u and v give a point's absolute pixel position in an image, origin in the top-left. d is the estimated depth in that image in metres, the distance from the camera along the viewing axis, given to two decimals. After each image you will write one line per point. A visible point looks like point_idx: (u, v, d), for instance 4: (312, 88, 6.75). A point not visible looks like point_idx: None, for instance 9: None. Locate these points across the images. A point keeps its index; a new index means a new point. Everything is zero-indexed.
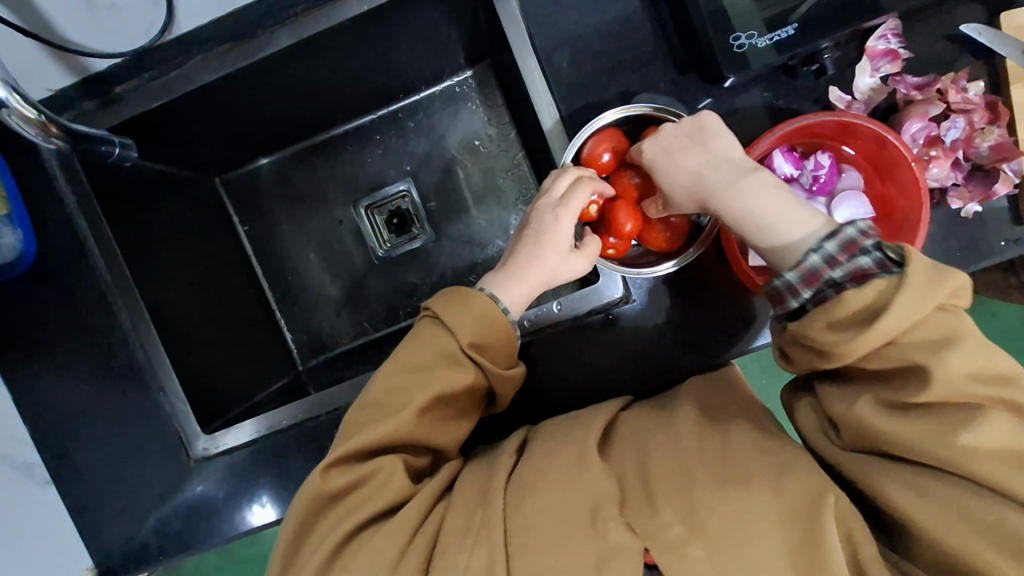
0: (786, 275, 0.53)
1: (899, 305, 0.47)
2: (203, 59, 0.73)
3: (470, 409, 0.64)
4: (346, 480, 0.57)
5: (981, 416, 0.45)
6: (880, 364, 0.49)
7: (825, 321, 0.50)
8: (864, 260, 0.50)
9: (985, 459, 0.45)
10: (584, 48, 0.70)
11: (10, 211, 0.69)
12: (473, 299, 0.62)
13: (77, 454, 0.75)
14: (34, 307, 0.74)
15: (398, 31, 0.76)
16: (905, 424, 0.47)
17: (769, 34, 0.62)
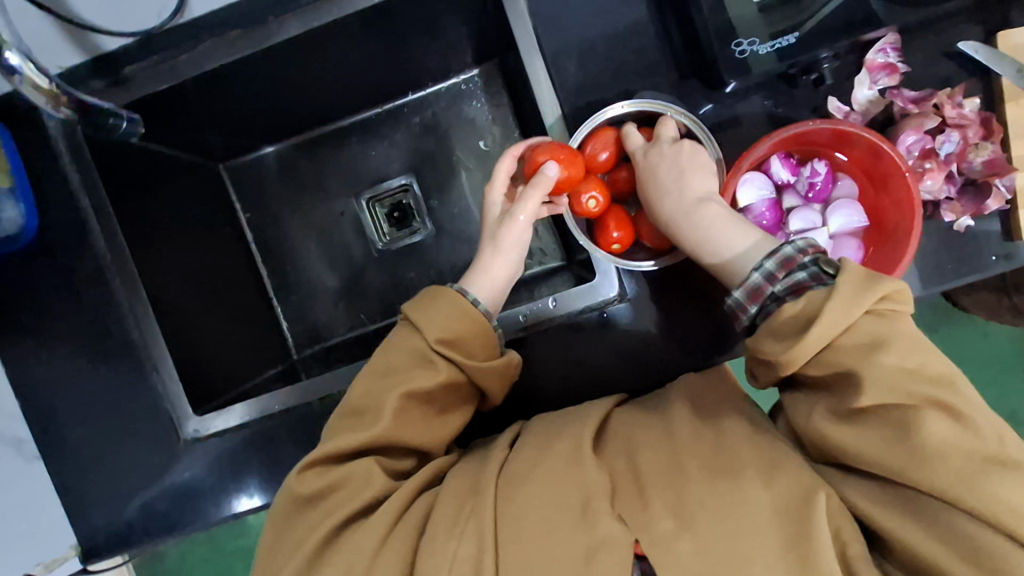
0: (734, 294, 0.57)
1: (829, 312, 0.49)
2: (213, 44, 0.73)
3: (454, 405, 0.65)
4: (322, 482, 0.58)
5: (920, 420, 0.46)
6: (821, 371, 0.50)
7: (769, 331, 0.52)
8: (802, 275, 0.54)
9: (941, 470, 0.45)
10: (590, 50, 0.71)
11: (12, 184, 0.70)
12: (441, 298, 0.65)
13: (66, 431, 0.75)
14: (31, 282, 0.74)
15: (406, 25, 0.77)
16: (852, 434, 0.48)
17: (770, 42, 0.63)
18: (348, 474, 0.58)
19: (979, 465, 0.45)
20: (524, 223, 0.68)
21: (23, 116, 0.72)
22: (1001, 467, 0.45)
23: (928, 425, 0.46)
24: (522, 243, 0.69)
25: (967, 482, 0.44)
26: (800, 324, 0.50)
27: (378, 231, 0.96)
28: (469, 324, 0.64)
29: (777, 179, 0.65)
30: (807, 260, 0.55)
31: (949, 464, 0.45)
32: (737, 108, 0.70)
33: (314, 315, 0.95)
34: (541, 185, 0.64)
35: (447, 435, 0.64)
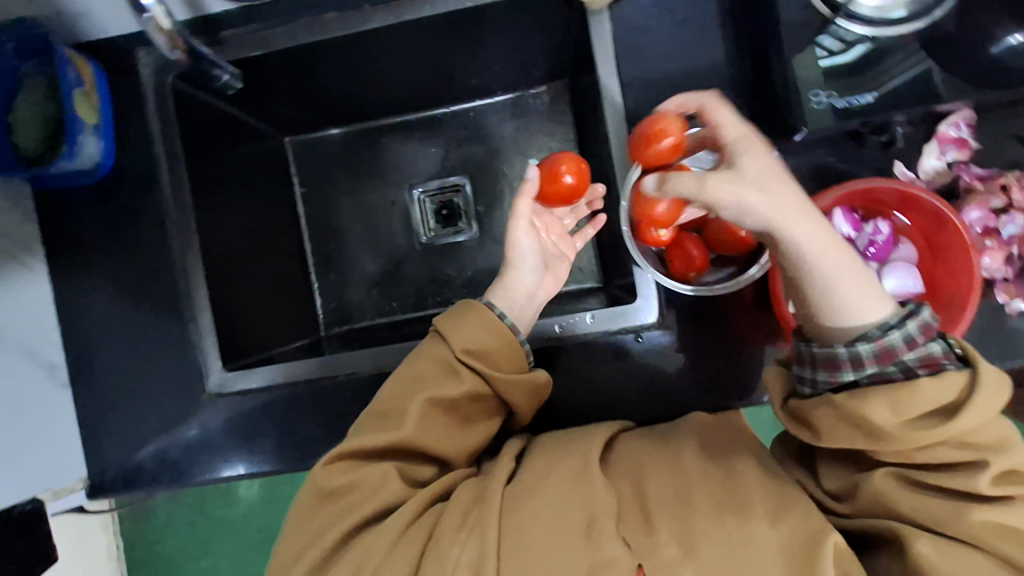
0: (859, 347, 0.51)
1: (975, 404, 0.48)
2: (310, 21, 0.76)
3: (482, 417, 0.66)
4: (343, 479, 0.58)
5: (1000, 504, 0.49)
6: (922, 452, 0.50)
7: (894, 399, 0.49)
8: (935, 348, 0.51)
9: (1000, 539, 0.48)
10: (664, 80, 0.73)
11: (98, 121, 0.73)
12: (471, 313, 0.66)
13: (100, 366, 0.77)
14: (93, 217, 0.76)
15: (490, 32, 0.80)
16: (927, 505, 0.49)
17: (847, 97, 0.64)
18: (367, 477, 0.58)
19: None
20: (530, 240, 0.73)
21: (117, 59, 0.75)
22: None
23: (1003, 508, 0.48)
24: (532, 260, 0.73)
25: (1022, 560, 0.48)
26: (937, 408, 0.49)
27: (424, 225, 0.98)
28: (498, 338, 0.65)
29: (839, 233, 0.65)
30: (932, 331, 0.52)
31: (1015, 539, 0.48)
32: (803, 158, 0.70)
33: (348, 296, 0.97)
34: (523, 194, 0.72)
35: (470, 448, 0.65)
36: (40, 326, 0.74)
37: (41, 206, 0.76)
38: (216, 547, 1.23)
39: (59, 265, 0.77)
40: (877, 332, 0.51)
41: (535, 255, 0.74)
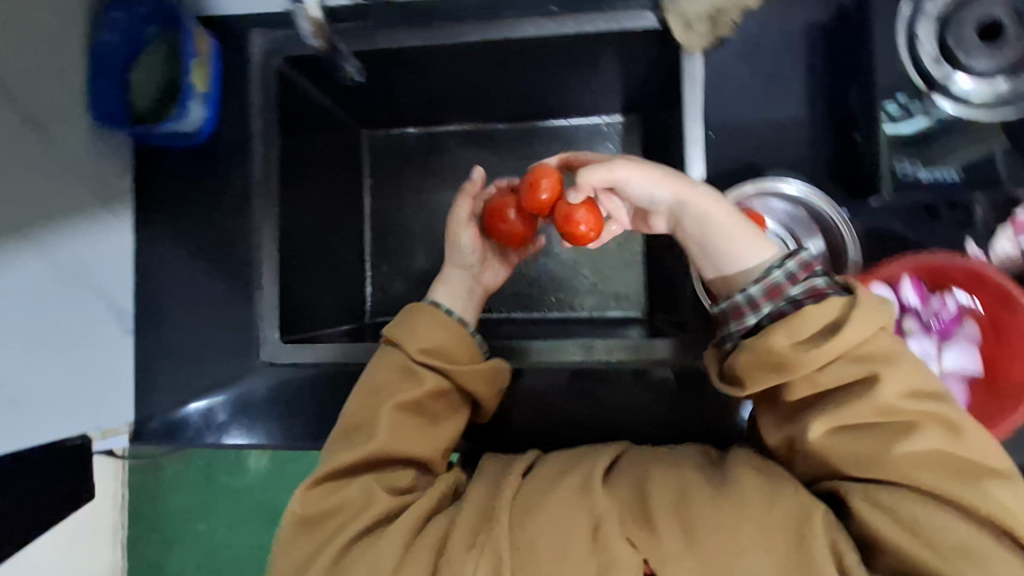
0: (750, 289, 0.60)
1: (856, 320, 0.54)
2: (413, 27, 0.77)
3: (448, 413, 0.69)
4: (326, 502, 0.59)
5: (912, 432, 0.52)
6: (825, 377, 0.54)
7: (787, 330, 0.55)
8: (820, 281, 0.58)
9: (921, 469, 0.51)
10: (746, 129, 0.75)
11: (207, 90, 0.77)
12: (420, 313, 0.70)
13: (165, 317, 0.81)
14: (184, 176, 0.81)
15: (587, 58, 0.81)
16: (851, 441, 0.53)
17: (932, 171, 0.64)
18: (352, 496, 0.59)
19: (962, 470, 0.51)
20: (469, 237, 0.76)
21: (232, 36, 0.80)
22: (982, 472, 0.51)
23: (916, 435, 0.52)
24: (472, 257, 0.77)
25: (952, 484, 0.50)
26: (823, 330, 0.55)
27: None
28: (449, 335, 0.69)
29: (905, 301, 0.66)
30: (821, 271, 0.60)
31: (936, 467, 0.51)
32: (872, 222, 0.71)
33: (396, 286, 0.99)
34: (468, 195, 0.76)
35: (443, 445, 0.68)
36: (117, 272, 0.78)
37: (139, 160, 0.81)
38: (215, 515, 1.17)
39: (144, 218, 0.81)
40: (765, 273, 0.60)
41: (470, 251, 0.77)
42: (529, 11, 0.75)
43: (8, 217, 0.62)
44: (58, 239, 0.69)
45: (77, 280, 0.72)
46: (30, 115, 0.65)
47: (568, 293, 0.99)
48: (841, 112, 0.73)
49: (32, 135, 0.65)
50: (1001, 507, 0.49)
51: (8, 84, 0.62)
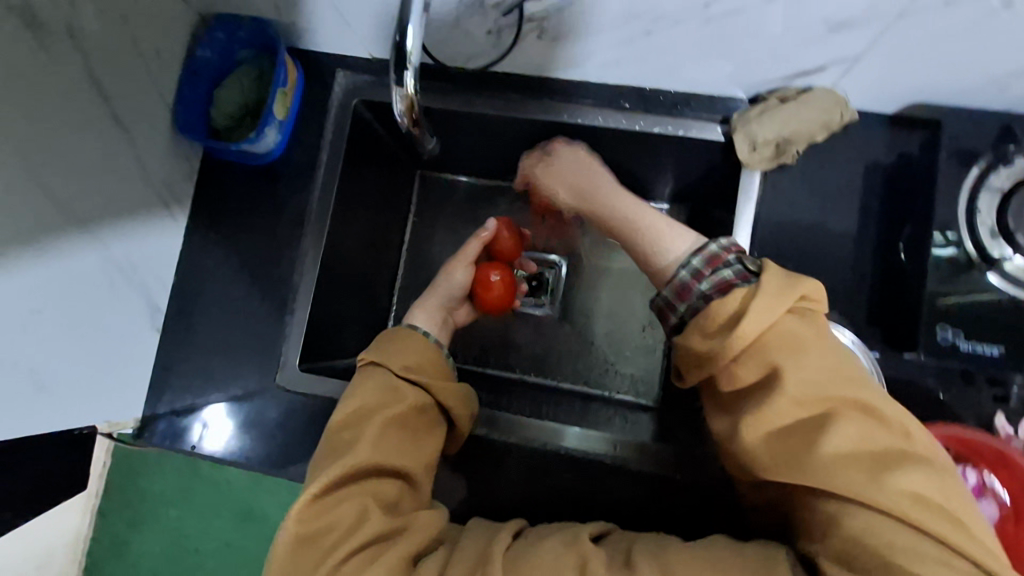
0: (664, 292, 0.60)
1: (757, 306, 0.51)
2: (492, 96, 0.80)
3: (429, 431, 0.68)
4: (319, 523, 0.57)
5: (828, 424, 0.49)
6: (743, 369, 0.52)
7: (702, 330, 0.54)
8: (727, 272, 0.56)
9: (847, 468, 0.48)
10: (792, 254, 0.75)
11: (285, 118, 0.81)
12: (404, 338, 0.73)
13: (197, 321, 0.82)
14: (245, 192, 0.84)
15: (650, 154, 0.82)
16: (772, 438, 0.51)
17: (973, 343, 0.63)
18: (342, 517, 0.57)
19: (879, 457, 0.48)
20: (463, 274, 0.88)
21: (316, 69, 0.84)
22: (896, 456, 0.48)
23: (834, 426, 0.49)
24: (456, 288, 0.87)
25: (868, 478, 0.48)
26: (736, 320, 0.53)
27: None
28: (422, 352, 0.72)
29: None
30: (732, 258, 0.58)
31: (857, 463, 0.48)
32: (906, 373, 0.70)
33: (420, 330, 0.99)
34: (475, 240, 0.89)
35: (424, 460, 0.67)
36: (160, 271, 0.80)
37: (205, 167, 0.85)
38: None
39: (197, 223, 0.84)
40: (676, 273, 0.60)
41: (459, 286, 0.88)
42: (604, 102, 0.78)
43: (74, 209, 0.65)
44: (114, 235, 0.72)
45: (123, 276, 0.74)
46: (118, 118, 0.69)
47: (586, 368, 0.98)
48: (891, 256, 0.73)
49: (115, 136, 0.69)
50: (916, 496, 0.47)
51: (105, 88, 0.67)
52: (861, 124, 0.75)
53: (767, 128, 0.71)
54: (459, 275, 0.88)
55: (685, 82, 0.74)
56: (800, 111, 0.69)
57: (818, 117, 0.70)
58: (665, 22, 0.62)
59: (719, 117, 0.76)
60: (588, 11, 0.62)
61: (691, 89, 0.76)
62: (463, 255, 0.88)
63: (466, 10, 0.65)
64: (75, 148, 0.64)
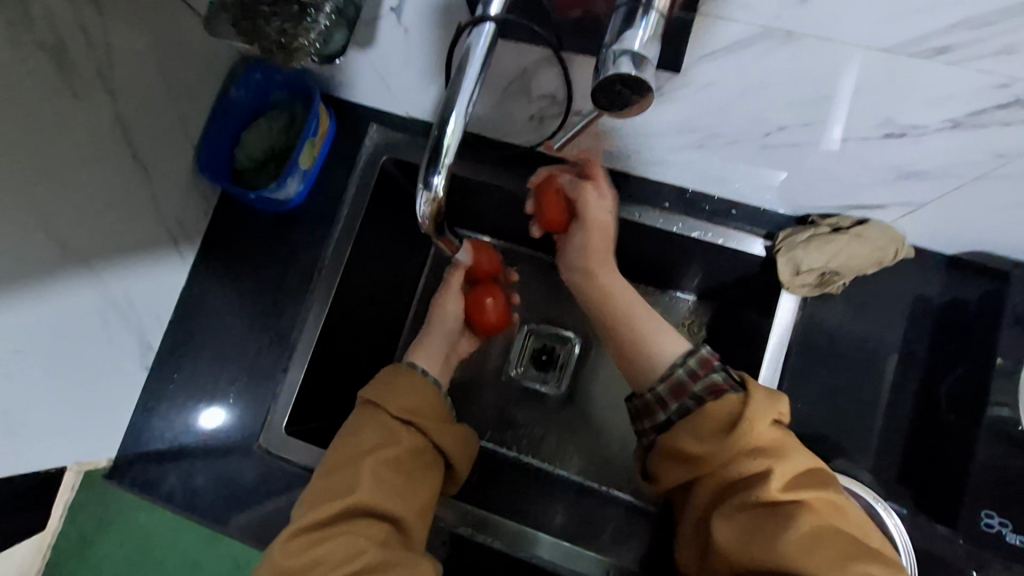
0: (659, 387, 0.64)
1: (749, 412, 0.56)
2: (524, 171, 0.76)
3: (427, 475, 0.66)
4: (305, 558, 0.58)
5: (794, 520, 0.52)
6: (727, 466, 0.56)
7: (692, 429, 0.59)
8: (717, 377, 0.60)
9: (815, 557, 0.51)
10: (827, 389, 0.70)
11: (310, 167, 0.78)
12: (401, 376, 0.69)
13: (186, 363, 0.78)
14: (257, 234, 0.81)
15: (683, 254, 0.78)
16: (741, 527, 0.54)
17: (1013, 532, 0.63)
18: (329, 551, 0.58)
19: (841, 551, 0.52)
20: (454, 306, 0.84)
21: (350, 121, 0.81)
22: (861, 554, 0.52)
23: (800, 521, 0.52)
24: (451, 319, 0.84)
25: (829, 569, 0.50)
26: (724, 426, 0.57)
27: (518, 358, 0.96)
28: (421, 391, 0.69)
29: None
30: (720, 364, 0.62)
31: (825, 555, 0.51)
32: (938, 545, 0.64)
33: None
34: (457, 271, 0.84)
35: (420, 505, 0.64)
36: (158, 308, 0.77)
37: (221, 205, 0.82)
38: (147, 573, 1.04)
39: (204, 261, 0.80)
40: (670, 371, 0.64)
41: (454, 317, 0.84)
42: (642, 198, 0.74)
43: (77, 247, 0.62)
44: (114, 273, 0.68)
45: (119, 313, 0.71)
46: (137, 156, 0.66)
47: (586, 459, 0.91)
48: (936, 410, 0.67)
49: (131, 174, 0.66)
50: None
51: (127, 125, 0.64)
52: (917, 262, 0.70)
53: (815, 257, 0.66)
54: (452, 309, 0.84)
55: (732, 192, 0.70)
56: (853, 245, 0.65)
57: (873, 254, 0.65)
58: (719, 140, 0.58)
59: (762, 233, 0.71)
60: (638, 119, 0.59)
61: (738, 198, 0.71)
62: (451, 287, 0.84)
63: (512, 93, 0.62)
64: (88, 184, 0.61)
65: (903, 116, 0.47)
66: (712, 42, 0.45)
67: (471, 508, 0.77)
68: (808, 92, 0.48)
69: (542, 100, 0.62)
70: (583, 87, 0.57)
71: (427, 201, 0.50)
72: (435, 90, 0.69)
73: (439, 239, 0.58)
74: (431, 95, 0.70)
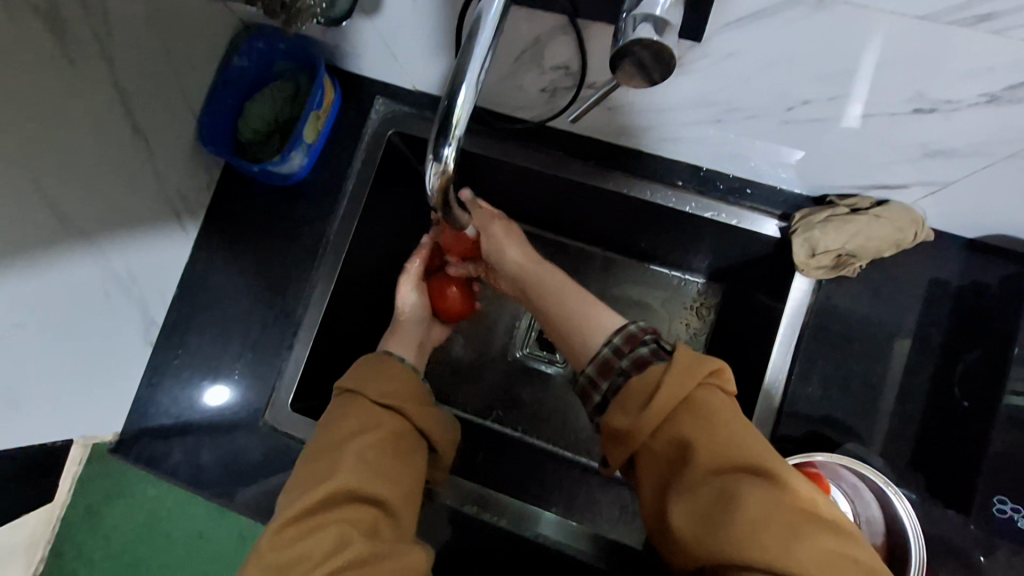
0: (587, 371, 0.62)
1: (670, 380, 0.53)
2: (533, 146, 0.74)
3: (411, 460, 0.62)
4: (291, 550, 0.52)
5: (736, 490, 0.47)
6: (660, 439, 0.53)
7: (619, 406, 0.55)
8: (643, 350, 0.58)
9: (767, 526, 0.45)
10: (839, 373, 0.69)
11: (314, 141, 0.76)
12: (381, 363, 0.68)
13: (190, 339, 0.78)
14: (261, 209, 0.79)
15: (694, 234, 0.77)
16: (693, 509, 0.49)
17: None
18: (320, 540, 0.52)
19: (790, 521, 0.45)
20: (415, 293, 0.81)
21: (356, 92, 0.79)
22: (814, 519, 0.46)
23: (742, 493, 0.47)
24: (416, 307, 0.81)
25: (779, 546, 0.44)
26: (648, 396, 0.54)
27: (524, 339, 0.95)
28: (400, 376, 0.68)
29: None
30: (649, 338, 0.60)
31: (782, 524, 0.45)
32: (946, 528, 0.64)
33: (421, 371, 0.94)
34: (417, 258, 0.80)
35: (407, 489, 0.60)
36: (161, 283, 0.75)
37: (224, 179, 0.80)
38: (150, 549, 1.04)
39: (207, 235, 0.79)
40: (596, 353, 0.63)
41: (417, 304, 0.81)
42: (653, 176, 0.72)
43: (76, 219, 0.60)
44: (116, 247, 0.67)
45: (121, 288, 0.70)
46: (138, 128, 0.65)
47: (591, 438, 0.90)
48: (949, 396, 0.66)
49: (129, 143, 0.64)
50: (825, 561, 0.43)
51: (127, 93, 0.62)
52: (935, 244, 0.68)
53: (832, 239, 0.64)
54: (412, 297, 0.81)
55: (748, 170, 0.68)
56: (872, 226, 0.63)
57: (891, 235, 0.63)
58: (739, 115, 0.56)
59: (778, 213, 0.70)
60: (654, 92, 0.56)
61: (753, 176, 0.70)
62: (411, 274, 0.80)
63: (524, 64, 0.60)
64: (89, 155, 0.59)
65: (935, 90, 0.45)
66: (736, 10, 0.43)
67: (474, 487, 0.75)
68: (835, 65, 0.46)
69: (556, 71, 0.59)
70: (599, 59, 0.55)
71: (436, 173, 0.48)
72: (447, 60, 0.66)
73: (447, 214, 0.57)
74: (442, 64, 0.68)
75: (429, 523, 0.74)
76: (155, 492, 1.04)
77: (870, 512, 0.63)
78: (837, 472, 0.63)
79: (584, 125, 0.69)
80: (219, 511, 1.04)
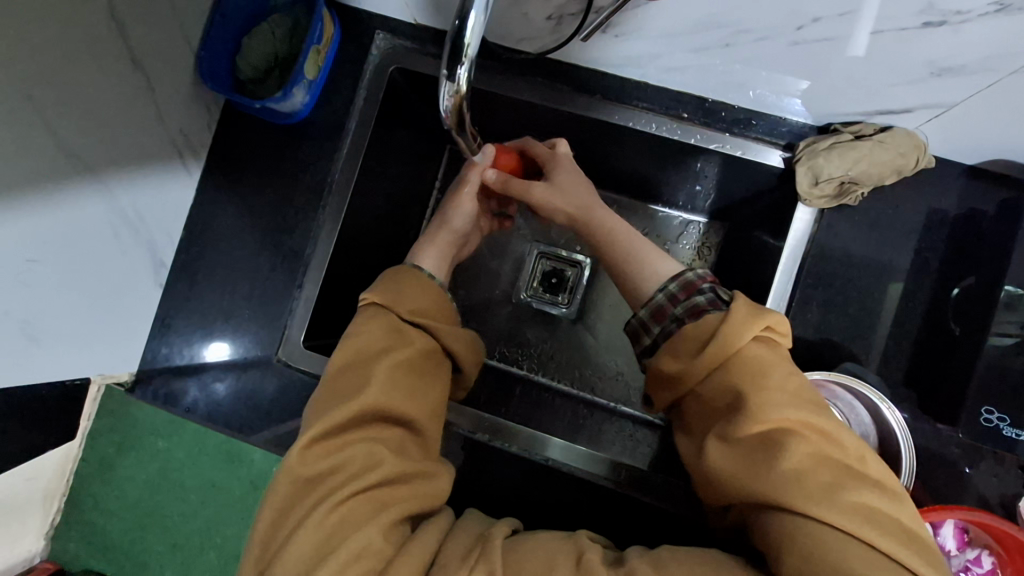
0: (641, 313, 0.63)
1: (728, 328, 0.53)
2: (539, 81, 0.74)
3: (439, 381, 0.62)
4: (324, 463, 0.52)
5: (781, 441, 0.47)
6: (707, 383, 0.54)
7: (670, 351, 0.57)
8: (700, 299, 0.59)
9: (805, 476, 0.46)
10: (836, 301, 0.71)
11: (314, 79, 0.76)
12: (406, 275, 0.67)
13: (201, 280, 0.79)
14: (265, 150, 0.80)
15: (696, 169, 0.78)
16: (731, 451, 0.50)
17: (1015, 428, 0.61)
18: (349, 459, 0.52)
19: (832, 474, 0.46)
20: (469, 208, 0.76)
21: (355, 27, 0.78)
22: (852, 472, 0.47)
23: (790, 445, 0.47)
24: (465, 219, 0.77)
25: (820, 496, 0.45)
26: (701, 341, 0.55)
27: (528, 282, 0.97)
28: (429, 295, 0.66)
29: (942, 543, 0.65)
30: (707, 287, 0.60)
31: (819, 475, 0.46)
32: (933, 442, 0.68)
33: None
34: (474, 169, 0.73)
35: (433, 407, 0.60)
36: (168, 226, 0.76)
37: (225, 120, 0.80)
38: None
39: (212, 178, 0.80)
40: (652, 296, 0.63)
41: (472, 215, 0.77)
42: (658, 108, 0.73)
43: (82, 155, 0.59)
44: (122, 185, 0.67)
45: (130, 227, 0.70)
46: (138, 62, 0.63)
47: (595, 374, 0.93)
48: (943, 319, 0.68)
49: (131, 80, 0.63)
50: (867, 515, 0.45)
51: (125, 27, 0.60)
52: (936, 172, 0.70)
53: (836, 166, 0.65)
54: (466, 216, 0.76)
55: (753, 100, 0.68)
56: (875, 150, 0.64)
57: (895, 160, 0.64)
58: (749, 37, 0.56)
59: (782, 143, 0.70)
60: (662, 14, 0.56)
61: (759, 107, 0.70)
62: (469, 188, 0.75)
63: None
64: (90, 89, 0.58)
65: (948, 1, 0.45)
66: None
67: (486, 416, 0.77)
68: None
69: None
70: None
71: (450, 94, 0.48)
72: None
73: (460, 136, 0.57)
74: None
75: (444, 450, 0.77)
76: (166, 444, 0.78)
77: (864, 423, 0.67)
78: (832, 392, 0.67)
79: (589, 56, 0.69)
80: (212, 485, 0.79)
